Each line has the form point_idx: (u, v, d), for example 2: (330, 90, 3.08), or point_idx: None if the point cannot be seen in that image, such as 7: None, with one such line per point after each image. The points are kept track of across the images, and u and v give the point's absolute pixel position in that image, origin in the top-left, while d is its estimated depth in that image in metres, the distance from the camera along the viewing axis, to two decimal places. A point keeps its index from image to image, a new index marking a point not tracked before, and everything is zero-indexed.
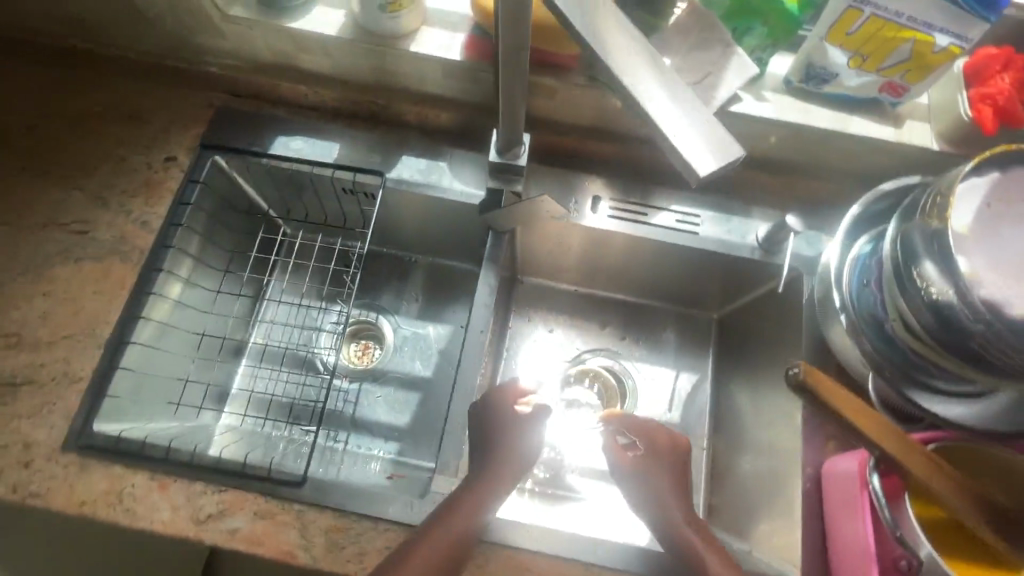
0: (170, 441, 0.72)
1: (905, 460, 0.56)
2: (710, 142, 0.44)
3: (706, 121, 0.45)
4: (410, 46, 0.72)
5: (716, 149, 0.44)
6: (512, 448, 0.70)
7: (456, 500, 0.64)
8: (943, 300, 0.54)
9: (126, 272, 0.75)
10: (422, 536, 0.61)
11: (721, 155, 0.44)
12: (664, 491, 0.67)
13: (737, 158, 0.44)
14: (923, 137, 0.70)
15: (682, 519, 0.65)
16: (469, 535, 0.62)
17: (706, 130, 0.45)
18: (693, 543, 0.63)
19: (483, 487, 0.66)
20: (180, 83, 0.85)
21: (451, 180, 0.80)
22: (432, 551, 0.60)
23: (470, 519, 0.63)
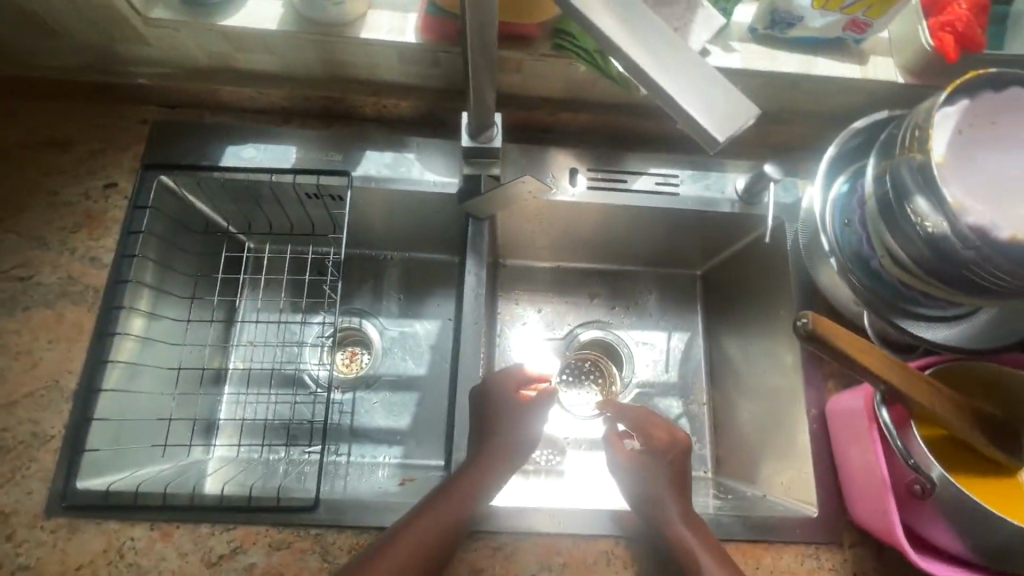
0: (165, 485, 0.67)
1: (910, 391, 0.55)
2: (722, 98, 0.36)
3: (711, 74, 0.36)
4: (359, 32, 0.67)
5: (729, 106, 0.35)
6: (511, 434, 0.70)
7: (446, 489, 0.64)
8: (939, 233, 0.54)
9: (82, 315, 0.69)
10: (408, 525, 0.60)
11: (735, 113, 0.35)
12: (660, 483, 0.67)
13: (750, 116, 0.35)
14: (888, 72, 0.70)
15: (674, 517, 0.65)
16: (455, 520, 0.62)
17: (713, 84, 0.36)
18: (689, 544, 0.62)
19: (477, 473, 0.65)
20: (106, 100, 0.77)
21: (421, 170, 0.77)
22: (418, 537, 0.60)
23: (458, 503, 0.63)
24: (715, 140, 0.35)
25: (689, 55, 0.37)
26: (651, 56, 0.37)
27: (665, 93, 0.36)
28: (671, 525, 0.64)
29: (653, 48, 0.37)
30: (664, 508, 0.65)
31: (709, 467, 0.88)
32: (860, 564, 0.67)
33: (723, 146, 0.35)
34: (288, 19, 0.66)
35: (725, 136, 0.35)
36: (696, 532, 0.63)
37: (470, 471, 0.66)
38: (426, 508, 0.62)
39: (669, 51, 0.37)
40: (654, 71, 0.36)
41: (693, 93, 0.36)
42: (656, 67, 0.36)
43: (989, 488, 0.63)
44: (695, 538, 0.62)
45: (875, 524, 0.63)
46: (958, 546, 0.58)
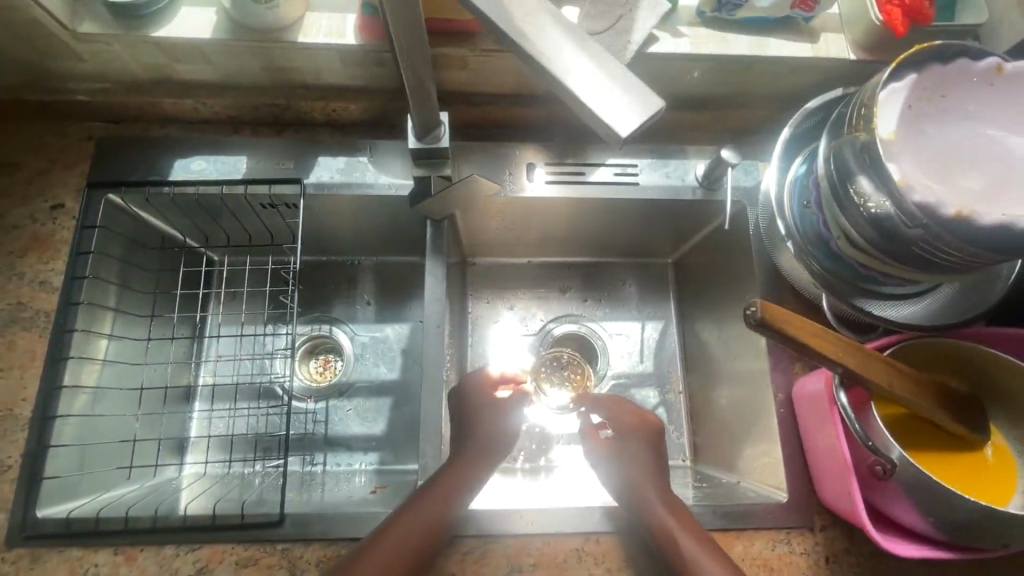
0: (128, 509, 0.66)
1: (869, 373, 0.55)
2: (627, 94, 0.35)
3: (618, 68, 0.35)
4: (297, 37, 0.65)
5: (633, 100, 0.34)
6: (485, 434, 0.69)
7: (423, 492, 0.62)
8: (882, 213, 0.55)
9: (35, 341, 0.68)
10: (386, 531, 0.58)
11: (640, 107, 0.34)
12: (637, 473, 0.67)
13: (657, 109, 0.35)
14: (839, 48, 0.69)
15: (655, 505, 0.63)
16: (435, 522, 0.60)
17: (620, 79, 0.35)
18: (669, 527, 0.62)
19: (454, 474, 0.64)
20: (48, 119, 0.75)
21: (376, 174, 0.75)
22: (396, 542, 0.58)
23: (436, 504, 0.61)
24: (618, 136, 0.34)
25: (600, 53, 0.36)
26: (559, 56, 0.36)
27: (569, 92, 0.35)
28: (654, 514, 0.63)
29: (562, 49, 0.36)
30: (643, 497, 0.64)
31: (687, 455, 0.88)
32: (832, 546, 0.67)
33: (627, 141, 0.34)
34: (222, 26, 0.64)
35: (629, 131, 0.34)
36: (681, 519, 0.62)
37: (447, 473, 0.64)
38: (405, 511, 0.60)
39: (578, 48, 0.36)
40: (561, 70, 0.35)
41: (598, 90, 0.35)
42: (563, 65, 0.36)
43: (956, 468, 0.63)
44: (678, 526, 0.61)
45: (844, 508, 0.63)
46: (924, 526, 0.57)
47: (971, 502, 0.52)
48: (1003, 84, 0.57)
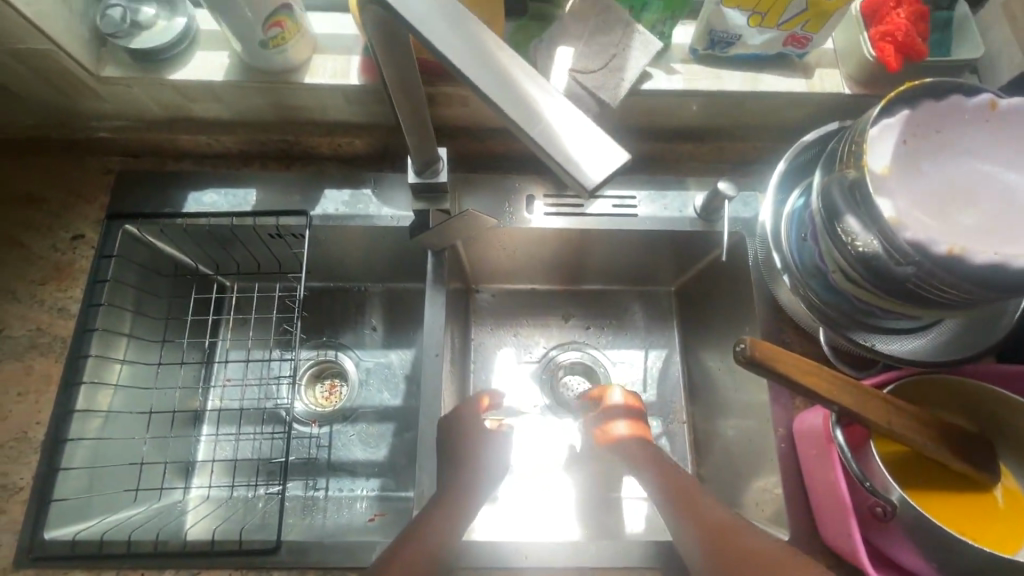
0: (130, 533, 0.67)
1: (865, 411, 0.54)
2: (596, 145, 0.36)
3: (586, 119, 0.36)
4: (303, 77, 0.68)
5: (602, 152, 0.35)
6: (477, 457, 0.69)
7: (424, 516, 0.62)
8: (870, 251, 0.55)
9: (51, 366, 0.71)
10: (391, 553, 0.58)
11: (608, 157, 0.35)
12: (666, 478, 0.65)
13: (622, 159, 0.35)
14: (834, 83, 0.70)
15: (698, 500, 0.61)
16: (440, 543, 0.59)
17: (588, 130, 0.36)
18: (666, 481, 0.65)
19: (452, 499, 0.63)
20: (73, 154, 0.79)
21: (379, 206, 0.78)
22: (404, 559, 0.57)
23: (439, 526, 0.61)
24: (589, 185, 0.35)
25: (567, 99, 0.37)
26: (527, 105, 0.37)
27: (541, 144, 0.36)
28: (700, 506, 0.60)
29: (530, 97, 0.37)
30: (682, 497, 0.62)
31: None
32: None
33: (596, 189, 0.35)
34: (234, 69, 0.68)
35: (599, 178, 0.35)
36: (707, 500, 0.62)
37: (442, 500, 0.64)
38: (407, 536, 0.60)
39: (546, 97, 0.37)
40: (533, 122, 0.36)
41: (568, 140, 0.36)
42: (535, 116, 0.36)
43: (958, 508, 0.61)
44: (673, 480, 0.64)
45: (846, 548, 0.61)
46: (926, 569, 0.56)
47: (976, 548, 0.50)
48: (996, 120, 0.57)
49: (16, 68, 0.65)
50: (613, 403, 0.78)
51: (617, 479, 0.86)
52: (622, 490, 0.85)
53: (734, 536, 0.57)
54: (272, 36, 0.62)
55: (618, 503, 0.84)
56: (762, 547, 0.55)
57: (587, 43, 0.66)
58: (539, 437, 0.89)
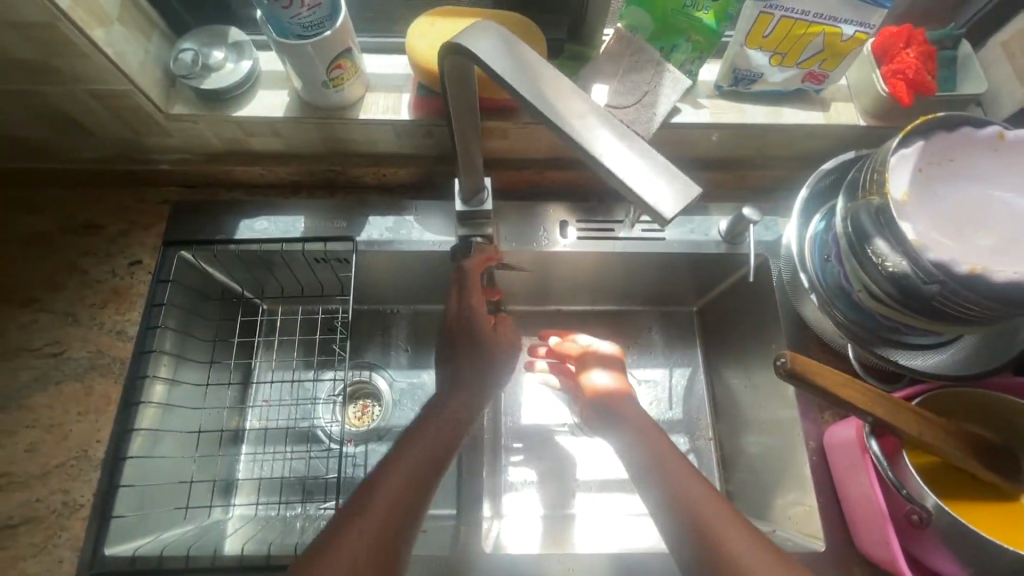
0: (186, 549, 0.70)
1: (897, 421, 0.58)
2: (671, 182, 0.39)
3: (662, 162, 0.40)
4: (358, 113, 0.74)
5: (678, 188, 0.39)
6: (476, 373, 0.66)
7: (417, 429, 0.59)
8: (899, 270, 0.59)
9: (110, 387, 0.74)
10: (389, 468, 0.54)
11: (682, 194, 0.39)
12: (679, 485, 0.57)
13: (694, 193, 0.39)
14: (850, 116, 0.75)
15: (711, 514, 0.55)
16: (440, 449, 0.57)
17: (664, 171, 0.40)
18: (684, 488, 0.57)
19: (426, 444, 0.57)
20: (130, 184, 0.84)
21: (421, 232, 0.82)
22: (393, 481, 0.53)
23: (439, 440, 0.58)
24: (665, 216, 0.38)
25: (633, 139, 0.42)
26: (597, 146, 0.41)
27: (620, 176, 0.40)
28: (712, 524, 0.54)
29: (599, 137, 0.42)
30: (689, 507, 0.55)
31: None
32: None
33: (671, 219, 0.38)
34: (293, 106, 0.73)
35: (673, 211, 0.39)
36: (731, 520, 0.54)
37: (411, 441, 0.57)
38: (410, 442, 0.57)
39: (616, 140, 0.41)
40: (616, 159, 0.41)
41: (647, 178, 0.40)
42: (615, 154, 0.41)
43: (986, 514, 0.64)
44: (695, 491, 0.57)
45: (882, 557, 0.64)
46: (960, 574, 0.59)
47: (1011, 552, 0.53)
48: (1005, 149, 0.62)
49: (93, 106, 0.71)
50: (592, 351, 0.80)
51: (623, 496, 0.89)
52: (625, 508, 0.89)
53: (740, 560, 0.52)
54: (334, 77, 0.68)
55: (623, 521, 0.88)
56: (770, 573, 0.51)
57: (621, 80, 0.71)
58: (549, 452, 0.92)
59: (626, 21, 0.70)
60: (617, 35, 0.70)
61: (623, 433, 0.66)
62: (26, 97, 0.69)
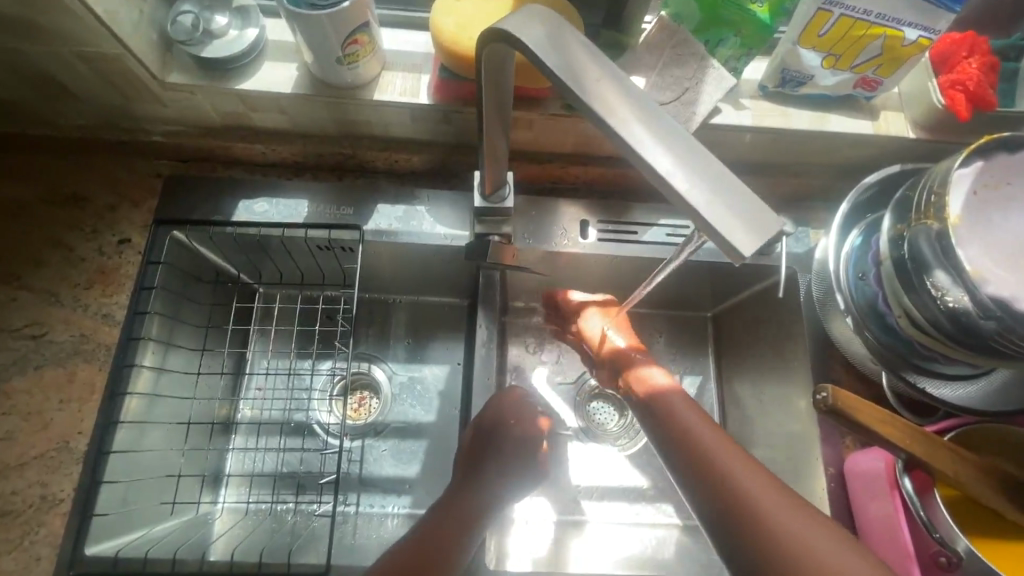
0: (174, 550, 0.66)
1: (933, 461, 0.55)
2: (746, 209, 0.34)
3: (738, 183, 0.35)
4: (373, 94, 0.68)
5: (754, 217, 0.34)
6: (516, 459, 0.69)
7: (431, 523, 0.62)
8: (960, 307, 0.55)
9: (94, 374, 0.69)
10: (415, 540, 0.60)
11: (760, 225, 0.34)
12: (720, 463, 0.55)
13: (776, 225, 0.34)
14: (899, 126, 0.71)
15: (734, 472, 0.53)
16: (464, 526, 0.63)
17: (738, 195, 0.34)
18: (695, 437, 0.58)
19: (441, 534, 0.61)
20: (120, 155, 0.78)
21: (432, 224, 0.77)
22: (414, 548, 0.59)
23: (466, 514, 0.64)
24: (740, 250, 0.33)
25: (695, 152, 0.36)
26: (652, 158, 0.36)
27: (687, 198, 0.34)
28: (720, 469, 0.54)
29: (656, 148, 0.36)
30: (729, 484, 0.53)
31: None
32: None
33: (749, 255, 0.33)
34: (303, 82, 0.67)
35: (750, 245, 0.33)
36: (736, 458, 0.55)
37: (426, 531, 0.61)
38: (437, 520, 0.63)
39: (673, 153, 0.36)
40: (682, 178, 0.35)
41: (720, 201, 0.34)
42: (682, 174, 0.35)
43: (1015, 555, 0.61)
44: (705, 436, 0.58)
45: None
46: None
47: None
48: None
49: (82, 69, 0.64)
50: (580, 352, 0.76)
51: (624, 504, 0.86)
52: (625, 517, 0.86)
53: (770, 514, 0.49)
54: (349, 53, 0.62)
55: (621, 529, 0.85)
56: (811, 535, 0.48)
57: (660, 73, 0.66)
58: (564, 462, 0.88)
59: (668, 9, 0.64)
60: (659, 24, 0.65)
61: (659, 430, 0.62)
62: (8, 56, 0.62)
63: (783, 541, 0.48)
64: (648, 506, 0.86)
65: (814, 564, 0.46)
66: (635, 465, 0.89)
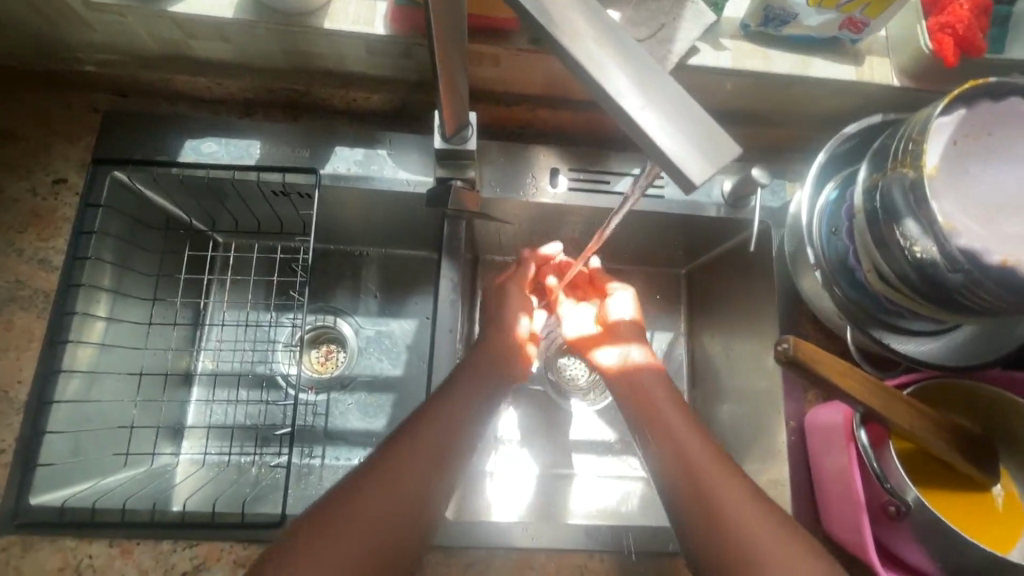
0: (124, 500, 0.65)
1: (890, 413, 0.55)
2: (702, 136, 0.31)
3: (693, 105, 0.31)
4: (323, 22, 0.63)
5: (710, 146, 0.31)
6: (493, 386, 0.63)
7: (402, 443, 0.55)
8: (927, 258, 0.53)
9: (32, 322, 0.66)
10: (387, 463, 0.53)
11: (715, 152, 0.31)
12: (702, 479, 0.53)
13: (732, 152, 0.31)
14: (884, 72, 0.68)
15: (675, 424, 0.58)
16: (443, 451, 0.55)
17: (695, 121, 0.31)
18: (653, 395, 0.61)
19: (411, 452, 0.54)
20: (52, 88, 0.72)
21: (394, 168, 0.73)
22: (381, 466, 0.53)
23: (441, 439, 0.56)
24: (692, 182, 0.30)
25: (650, 70, 0.32)
26: (606, 79, 0.32)
27: (642, 128, 0.31)
28: (665, 422, 0.58)
29: (604, 65, 0.33)
30: (710, 507, 0.51)
31: None
32: None
33: (700, 184, 0.30)
34: (246, 6, 0.62)
35: (703, 173, 0.31)
36: (675, 413, 0.59)
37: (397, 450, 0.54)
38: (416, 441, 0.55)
39: (629, 74, 0.32)
40: (636, 101, 0.32)
41: (672, 124, 0.31)
42: (637, 95, 0.32)
43: (960, 505, 0.63)
44: (658, 392, 0.62)
45: (851, 543, 0.63)
46: (925, 562, 0.60)
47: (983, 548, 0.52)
48: None
49: None
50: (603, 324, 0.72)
51: (592, 458, 0.87)
52: (593, 470, 0.86)
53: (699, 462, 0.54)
54: None
55: (590, 481, 0.85)
56: (727, 484, 0.52)
57: (636, 7, 0.61)
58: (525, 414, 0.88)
59: None
60: None
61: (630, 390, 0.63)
62: None
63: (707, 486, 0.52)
64: (615, 459, 0.87)
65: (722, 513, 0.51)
66: (604, 419, 0.89)
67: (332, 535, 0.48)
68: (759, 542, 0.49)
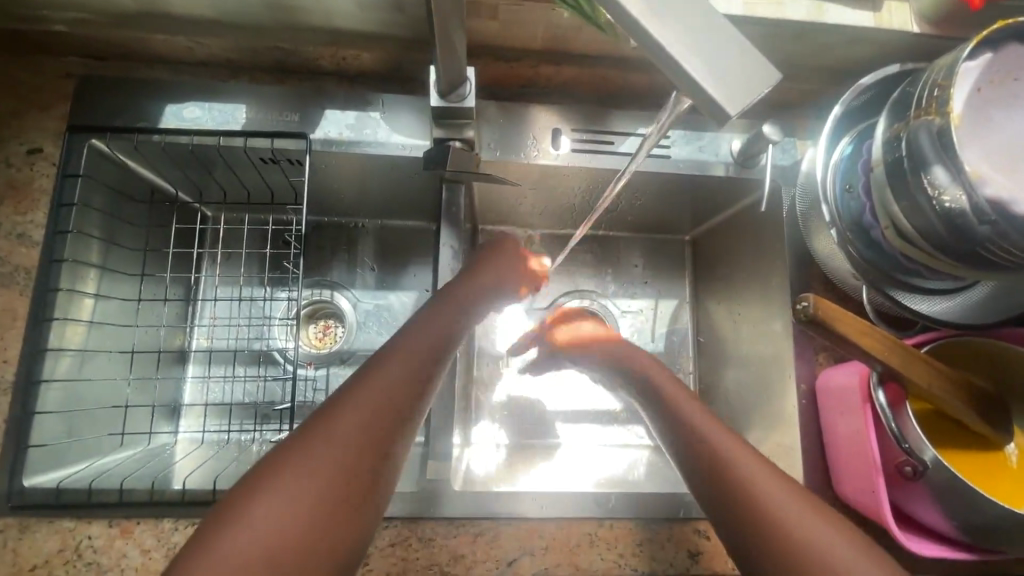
0: (123, 480, 0.63)
1: (909, 372, 0.53)
2: (737, 61, 0.29)
3: (727, 29, 0.29)
4: None
5: (748, 72, 0.29)
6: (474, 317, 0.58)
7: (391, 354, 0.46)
8: (956, 208, 0.50)
9: (14, 300, 0.63)
10: (378, 379, 0.43)
11: (753, 79, 0.29)
12: (726, 457, 0.47)
13: (772, 78, 0.29)
14: (903, 18, 0.64)
15: (678, 398, 0.56)
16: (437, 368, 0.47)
17: (730, 45, 0.29)
18: (649, 374, 0.62)
19: (410, 365, 0.46)
20: (21, 53, 0.68)
21: (388, 132, 0.69)
22: (376, 381, 0.43)
23: (436, 356, 0.48)
24: (728, 114, 0.29)
25: None
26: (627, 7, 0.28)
27: (674, 58, 0.29)
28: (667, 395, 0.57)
29: None
30: (737, 483, 0.45)
31: None
32: None
33: (737, 115, 0.29)
34: None
35: (740, 103, 0.29)
36: (675, 385, 0.58)
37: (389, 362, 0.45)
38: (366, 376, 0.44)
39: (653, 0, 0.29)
40: (661, 32, 0.29)
41: (704, 50, 0.29)
42: (661, 25, 0.29)
43: (974, 463, 0.62)
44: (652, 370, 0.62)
45: (863, 505, 0.63)
46: (940, 522, 0.59)
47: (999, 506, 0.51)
48: None
49: None
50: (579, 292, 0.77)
51: (598, 427, 0.86)
52: (597, 440, 0.85)
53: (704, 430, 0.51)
54: None
55: (595, 450, 0.84)
56: (738, 449, 0.48)
57: None
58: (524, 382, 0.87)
59: None
60: None
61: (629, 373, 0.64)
62: None
63: (717, 450, 0.48)
64: (622, 428, 0.86)
65: (735, 473, 0.46)
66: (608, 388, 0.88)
67: (290, 474, 0.37)
68: (781, 498, 0.43)
